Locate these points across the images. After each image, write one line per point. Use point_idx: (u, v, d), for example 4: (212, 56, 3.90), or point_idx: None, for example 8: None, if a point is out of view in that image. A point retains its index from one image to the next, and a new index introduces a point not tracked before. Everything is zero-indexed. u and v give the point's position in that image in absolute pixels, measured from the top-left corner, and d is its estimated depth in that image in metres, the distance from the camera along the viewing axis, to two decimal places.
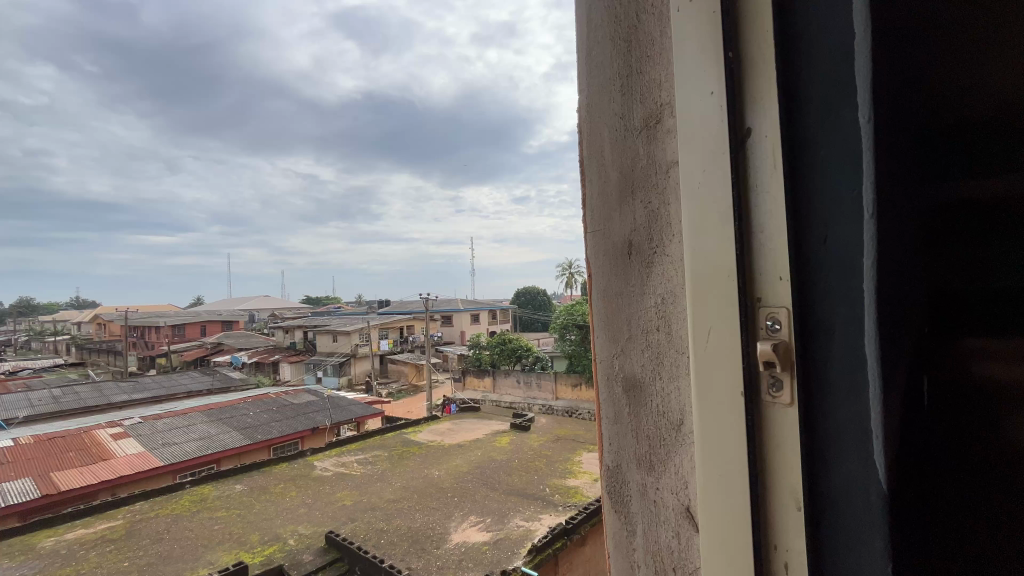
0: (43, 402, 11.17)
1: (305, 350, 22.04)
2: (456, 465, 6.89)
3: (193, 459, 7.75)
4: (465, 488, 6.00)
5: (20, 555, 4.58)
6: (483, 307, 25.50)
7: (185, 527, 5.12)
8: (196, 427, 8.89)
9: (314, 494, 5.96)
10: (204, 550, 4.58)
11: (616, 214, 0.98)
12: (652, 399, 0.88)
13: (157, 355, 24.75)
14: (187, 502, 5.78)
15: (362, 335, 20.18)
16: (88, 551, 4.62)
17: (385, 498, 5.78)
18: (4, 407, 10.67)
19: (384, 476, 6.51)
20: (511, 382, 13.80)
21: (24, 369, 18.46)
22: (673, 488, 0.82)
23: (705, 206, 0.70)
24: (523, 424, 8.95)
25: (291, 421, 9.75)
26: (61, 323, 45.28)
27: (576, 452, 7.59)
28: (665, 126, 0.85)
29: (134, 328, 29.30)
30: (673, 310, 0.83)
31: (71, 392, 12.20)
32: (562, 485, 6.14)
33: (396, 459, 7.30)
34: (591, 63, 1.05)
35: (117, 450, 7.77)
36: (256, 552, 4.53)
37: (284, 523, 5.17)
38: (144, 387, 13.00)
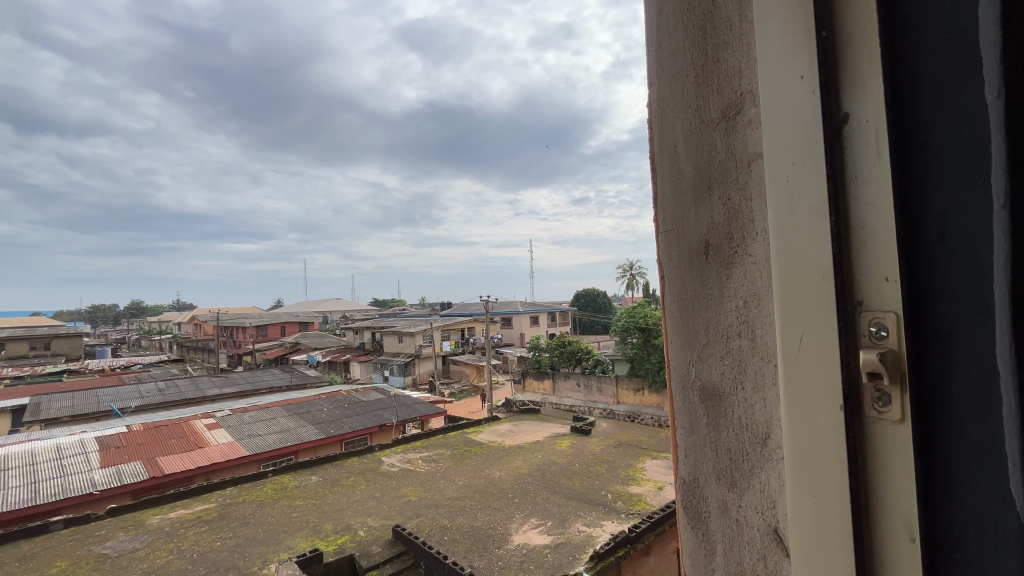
0: (150, 394, 12.51)
1: (373, 349, 23.10)
2: (516, 467, 6.90)
3: (274, 451, 8.35)
4: (525, 490, 6.00)
5: (132, 529, 5.14)
6: (542, 309, 25.49)
7: (268, 513, 5.51)
8: (277, 421, 9.58)
9: (382, 488, 6.22)
10: (285, 535, 4.91)
11: (691, 213, 0.93)
12: (733, 410, 0.83)
13: (244, 354, 26.95)
14: (270, 490, 6.23)
15: (426, 336, 20.84)
16: (186, 529, 5.11)
17: (448, 495, 5.91)
18: (120, 397, 12.06)
19: (447, 474, 6.68)
20: (571, 385, 13.67)
21: (135, 364, 20.77)
22: (758, 506, 0.77)
23: (796, 201, 0.64)
24: (584, 427, 8.80)
25: (359, 418, 10.23)
26: (164, 323, 50.55)
27: (639, 458, 7.35)
28: (748, 116, 0.79)
29: (225, 329, 32.24)
30: (756, 313, 0.77)
31: (173, 385, 13.57)
32: (625, 492, 5.97)
33: (458, 458, 7.42)
34: (662, 56, 1.01)
35: (210, 439, 8.53)
36: (330, 540, 4.79)
37: (354, 514, 5.42)
38: (233, 382, 14.20)
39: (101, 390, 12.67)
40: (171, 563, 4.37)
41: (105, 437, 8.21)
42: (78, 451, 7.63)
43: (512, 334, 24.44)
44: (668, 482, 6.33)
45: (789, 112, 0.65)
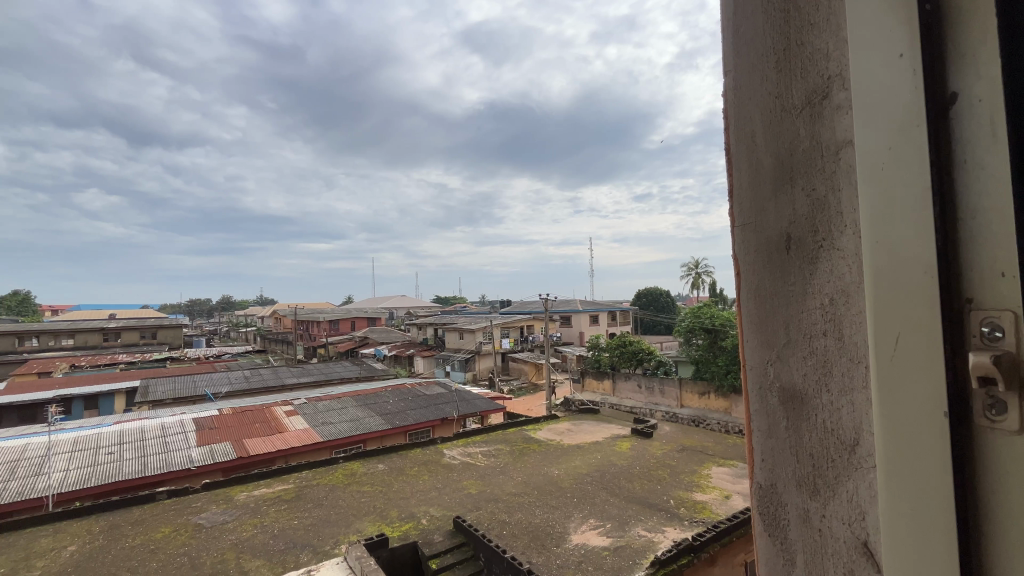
0: (238, 381, 13.69)
1: (435, 345, 23.83)
2: (574, 467, 6.85)
3: (345, 438, 8.86)
4: (584, 490, 5.94)
5: (223, 503, 5.67)
6: (603, 308, 25.07)
7: (340, 496, 5.86)
8: (347, 410, 10.13)
9: (444, 479, 6.42)
10: (354, 518, 5.20)
11: (770, 205, 0.89)
12: (817, 414, 0.78)
13: (319, 347, 28.80)
14: (341, 475, 6.61)
15: (486, 334, 21.18)
16: (268, 506, 5.54)
17: (507, 490, 5.99)
18: (212, 383, 13.30)
19: (506, 469, 6.76)
20: (632, 386, 13.36)
21: (225, 354, 22.78)
22: (845, 516, 0.72)
23: (893, 195, 0.59)
24: (646, 430, 8.56)
25: (422, 410, 10.59)
26: (248, 317, 54.99)
27: (704, 465, 7.04)
28: (835, 101, 0.75)
29: (302, 324, 34.59)
30: (845, 311, 0.73)
31: (257, 374, 14.78)
32: (689, 498, 5.75)
33: (517, 455, 7.48)
34: (739, 41, 0.97)
35: (289, 425, 9.19)
36: (395, 527, 5.02)
37: (418, 503, 5.63)
38: (308, 372, 15.21)
39: (197, 376, 14.06)
40: (255, 536, 4.77)
41: (201, 419, 9.10)
42: (179, 430, 8.50)
43: (571, 333, 24.19)
44: (736, 492, 6.01)
45: (886, 94, 0.60)
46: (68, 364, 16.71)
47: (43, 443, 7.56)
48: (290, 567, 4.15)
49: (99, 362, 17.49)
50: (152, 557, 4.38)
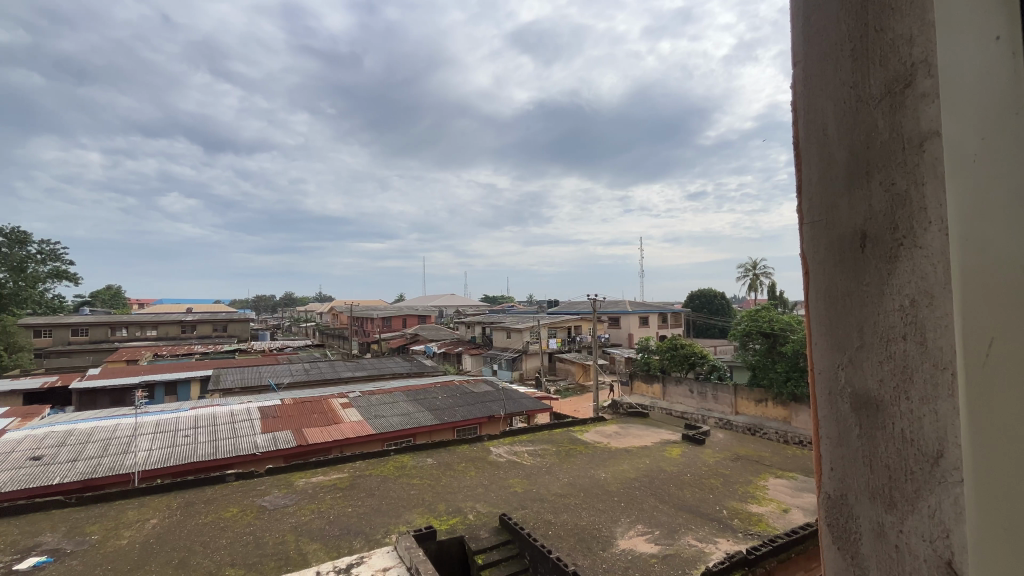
0: (298, 373, 14.48)
1: (482, 343, 24.14)
2: (622, 470, 6.73)
3: (395, 432, 9.17)
4: (632, 495, 5.82)
5: (284, 488, 6.01)
6: (653, 310, 24.45)
7: (391, 487, 6.07)
8: (398, 404, 10.48)
9: (490, 476, 6.50)
10: (404, 510, 5.36)
11: (843, 200, 0.85)
12: (893, 423, 0.74)
13: (372, 343, 29.95)
14: (392, 467, 6.84)
15: (533, 334, 21.21)
16: (324, 493, 5.83)
17: (553, 491, 5.98)
18: (276, 374, 14.14)
19: (552, 470, 6.74)
20: (683, 391, 12.96)
21: (287, 347, 24.14)
22: (926, 533, 0.68)
23: (986, 190, 0.55)
24: (697, 436, 8.26)
25: (470, 408, 10.75)
26: (308, 312, 58.01)
27: (760, 475, 6.71)
28: (919, 90, 0.70)
29: (357, 320, 36.07)
30: (928, 314, 0.68)
31: (316, 366, 15.57)
32: (743, 510, 5.50)
33: (563, 455, 7.43)
34: (810, 29, 0.93)
35: (344, 416, 9.61)
36: (442, 520, 5.13)
37: (464, 498, 5.73)
38: (362, 367, 15.85)
39: (263, 367, 15.00)
40: (312, 521, 5.03)
41: (265, 407, 9.69)
42: (245, 417, 9.10)
43: (620, 334, 23.71)
44: (796, 506, 5.68)
45: (982, 81, 0.56)
46: (151, 352, 18.31)
47: (130, 424, 8.32)
48: (345, 553, 4.34)
49: (177, 352, 19.04)
50: (221, 535, 4.71)
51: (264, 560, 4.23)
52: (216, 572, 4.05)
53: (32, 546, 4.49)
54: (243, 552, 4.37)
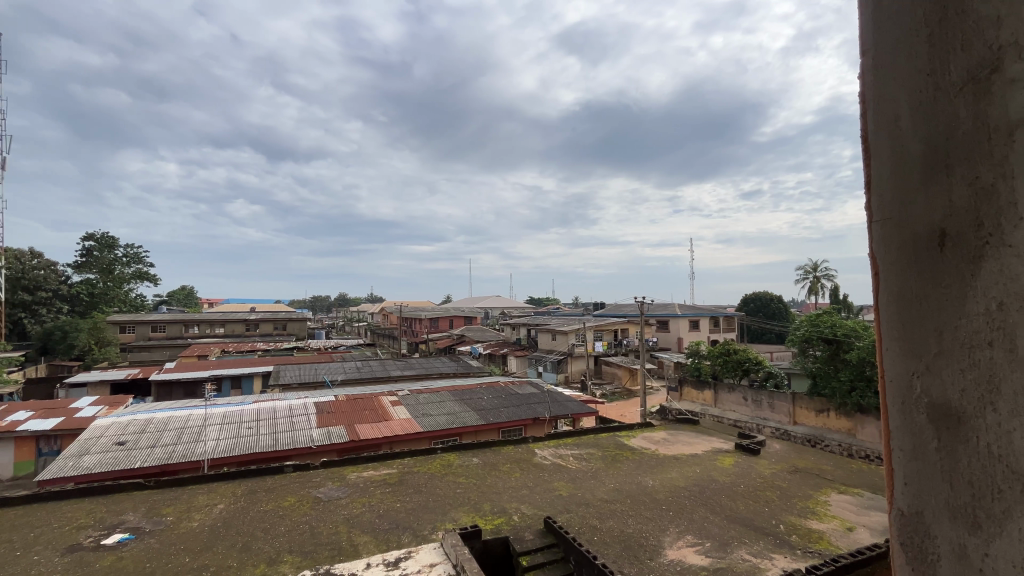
0: (351, 371, 15.08)
1: (528, 345, 24.19)
2: (670, 478, 6.53)
3: (442, 430, 9.36)
4: (681, 504, 5.63)
5: (337, 480, 6.28)
6: (704, 314, 23.57)
7: (438, 485, 6.20)
8: (445, 403, 10.69)
9: (535, 478, 6.49)
10: (450, 508, 5.45)
11: (919, 196, 0.89)
12: (976, 437, 0.77)
13: (420, 343, 30.70)
14: (438, 465, 6.97)
15: (579, 336, 21.02)
16: (375, 488, 6.03)
17: (598, 496, 5.89)
18: (330, 372, 14.79)
19: (597, 475, 6.64)
20: (737, 398, 12.44)
21: (341, 345, 25.19)
22: (1014, 560, 0.71)
23: None
24: (752, 446, 7.89)
25: (515, 409, 10.80)
26: (360, 312, 60.39)
27: (821, 490, 6.33)
28: (1005, 76, 0.75)
29: (406, 321, 37.08)
30: (1017, 317, 0.71)
31: (367, 364, 16.14)
32: (803, 526, 5.19)
33: (609, 461, 7.30)
34: (882, 26, 0.98)
35: (393, 413, 9.91)
36: (488, 520, 5.18)
37: (509, 499, 5.76)
38: (411, 366, 16.26)
39: (318, 364, 15.75)
40: (363, 514, 5.21)
41: (321, 403, 10.17)
42: (303, 412, 9.59)
43: (669, 338, 23.04)
44: (862, 524, 5.31)
45: None
46: (219, 348, 19.66)
47: (201, 415, 8.96)
48: (393, 547, 4.47)
49: (242, 348, 20.32)
50: (280, 522, 4.98)
51: (318, 549, 4.43)
52: (275, 557, 4.28)
53: (117, 523, 4.93)
54: (299, 541, 4.59)
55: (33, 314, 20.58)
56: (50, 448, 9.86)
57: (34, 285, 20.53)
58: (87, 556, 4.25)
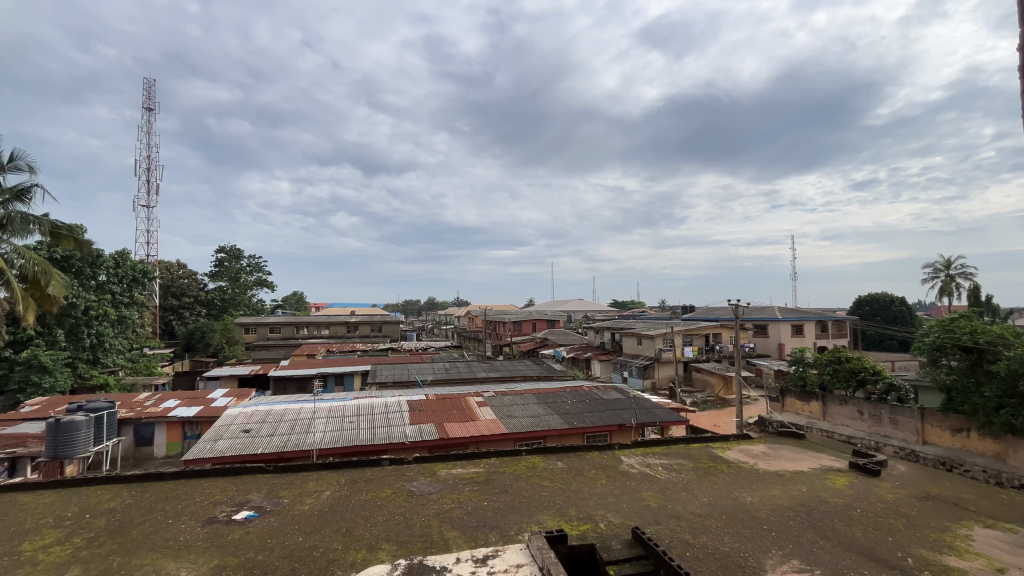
0: (440, 371, 15.81)
1: (612, 350, 23.71)
2: (772, 496, 6.02)
3: (527, 433, 9.47)
4: (786, 526, 5.17)
5: (429, 476, 6.60)
6: (809, 318, 21.50)
7: (524, 486, 6.27)
8: (529, 406, 10.82)
9: (622, 486, 6.32)
10: (536, 510, 5.48)
11: None
12: None
13: (505, 346, 31.43)
14: (524, 467, 7.06)
15: (667, 341, 20.18)
16: (464, 485, 6.26)
17: (690, 509, 5.60)
18: (421, 372, 15.62)
19: (689, 487, 6.32)
20: (850, 412, 11.22)
21: (431, 347, 26.47)
22: None
23: None
24: (871, 466, 7.04)
25: (600, 414, 10.62)
26: (447, 315, 63.14)
27: (960, 522, 5.48)
28: None
29: (491, 323, 38.12)
30: None
31: (455, 366, 16.79)
32: (938, 562, 4.53)
33: (702, 473, 6.91)
34: None
35: (480, 414, 10.22)
36: (573, 525, 5.15)
37: (595, 506, 5.67)
38: (496, 368, 16.66)
39: (411, 364, 16.69)
40: (453, 510, 5.43)
41: (413, 401, 10.77)
42: (397, 409, 10.21)
43: (768, 343, 21.30)
44: (1017, 566, 4.51)
45: None
46: (325, 348, 21.61)
47: (310, 408, 9.89)
48: (482, 544, 4.59)
49: (344, 349, 22.16)
50: (379, 512, 5.34)
51: (412, 540, 4.68)
52: (374, 544, 4.59)
53: (244, 502, 5.58)
54: (395, 530, 4.88)
55: (181, 316, 24.17)
56: (192, 432, 11.47)
57: (181, 291, 24.07)
58: (221, 528, 4.87)
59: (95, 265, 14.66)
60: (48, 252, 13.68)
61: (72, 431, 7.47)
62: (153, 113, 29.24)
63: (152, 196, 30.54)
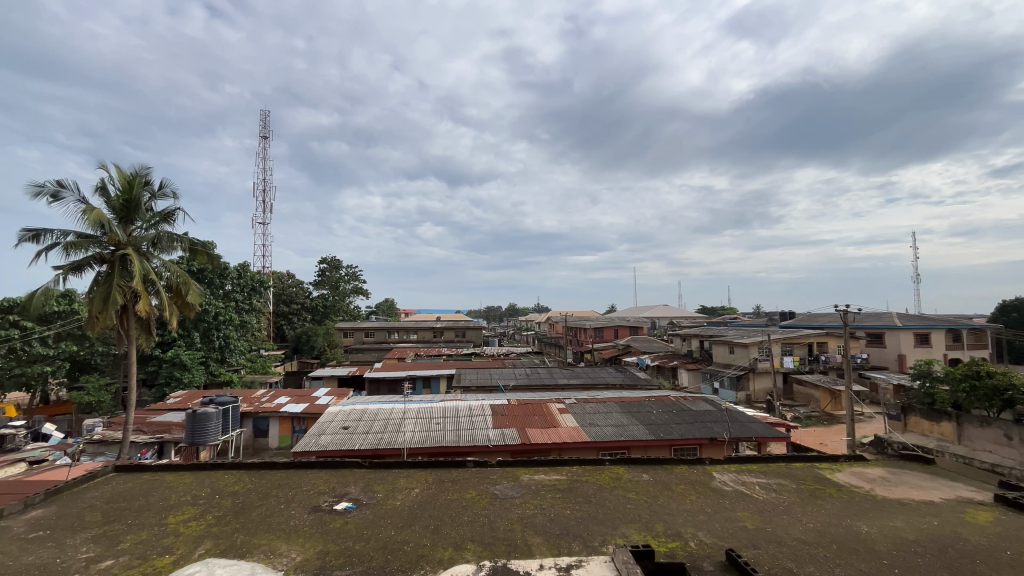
0: (522, 377, 16.00)
1: (701, 359, 22.49)
2: (895, 528, 5.32)
3: (610, 442, 9.26)
4: (912, 563, 4.53)
5: (511, 480, 6.68)
6: (937, 326, 18.84)
7: (607, 497, 6.13)
8: (612, 415, 10.57)
9: (714, 504, 5.94)
10: (621, 523, 5.33)
11: None
12: None
13: (586, 352, 31.14)
14: (607, 477, 6.89)
15: (762, 350, 18.73)
16: (546, 492, 6.25)
17: (794, 535, 5.11)
18: (504, 377, 15.93)
19: (790, 510, 5.79)
20: (994, 436, 9.62)
21: (512, 352, 26.89)
22: None
23: None
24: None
25: (689, 426, 10.09)
26: (527, 321, 63.90)
27: None
28: None
29: (572, 330, 37.92)
30: None
31: (536, 372, 16.91)
32: None
33: (807, 496, 6.29)
34: None
35: (561, 421, 10.17)
36: (661, 541, 4.93)
37: (685, 523, 5.38)
38: (578, 375, 16.52)
39: (494, 369, 17.06)
40: (535, 515, 5.45)
41: (496, 406, 10.98)
42: (480, 413, 10.46)
43: (885, 354, 18.97)
44: None
45: None
46: (414, 353, 22.80)
47: (400, 409, 10.45)
48: (565, 553, 4.54)
49: (431, 353, 23.24)
50: (465, 513, 5.50)
51: (496, 543, 4.76)
52: (460, 544, 4.73)
53: (343, 494, 6.03)
54: (479, 532, 5.00)
55: (290, 322, 26.85)
56: (300, 427, 12.64)
57: (290, 299, 26.76)
58: (324, 517, 5.30)
59: (222, 276, 16.78)
60: (187, 265, 15.94)
61: (205, 421, 8.55)
62: (267, 141, 32.96)
63: (266, 214, 34.39)
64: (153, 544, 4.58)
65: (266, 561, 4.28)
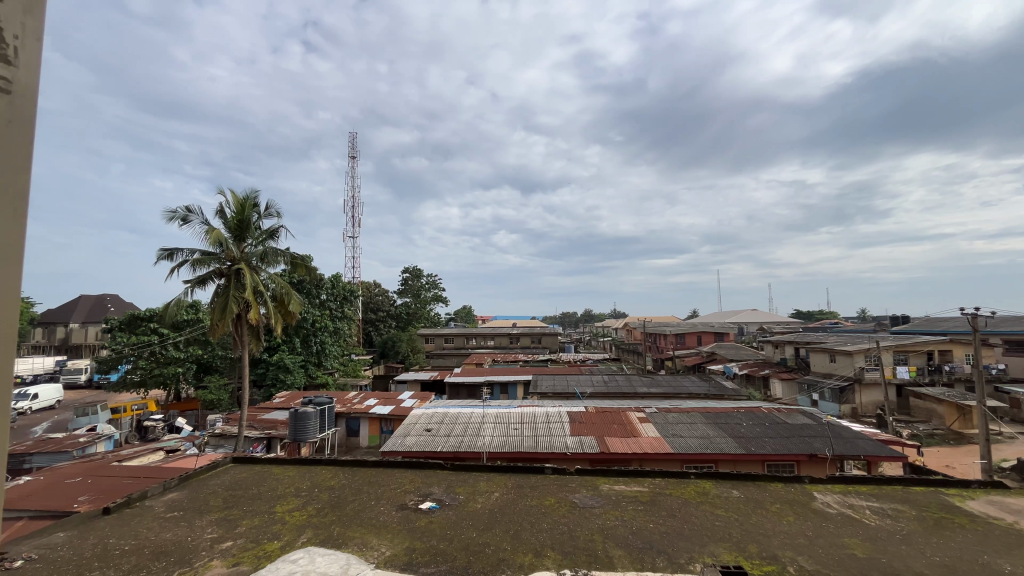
0: (599, 384, 15.71)
1: (797, 368, 20.72)
2: None
3: (696, 454, 8.81)
4: None
5: (590, 489, 6.58)
6: None
7: (692, 512, 5.84)
8: (697, 426, 10.04)
9: (816, 527, 5.43)
10: (709, 541, 5.04)
11: None
12: None
13: (666, 359, 29.92)
14: (693, 491, 6.55)
15: (870, 358, 16.87)
16: (627, 503, 6.07)
17: (916, 569, 4.52)
18: (581, 383, 15.75)
19: (911, 540, 5.13)
20: None
21: (588, 358, 26.54)
22: None
23: None
24: None
25: (784, 440, 9.33)
26: (603, 327, 62.77)
27: None
28: None
29: (651, 335, 36.67)
30: None
31: (614, 379, 16.54)
32: None
33: (931, 525, 5.54)
34: None
35: (642, 430, 9.86)
36: (755, 564, 4.60)
37: (781, 546, 4.97)
38: (658, 383, 15.93)
39: (570, 376, 16.94)
40: (616, 527, 5.32)
41: (574, 413, 10.89)
42: (558, 419, 10.42)
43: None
44: None
45: None
46: (491, 358, 23.27)
47: (479, 413, 10.72)
48: (648, 568, 4.39)
49: (508, 359, 23.58)
50: (545, 519, 5.51)
51: (575, 552, 4.70)
52: (540, 550, 4.73)
53: (427, 494, 6.29)
54: (559, 540, 4.98)
55: (377, 328, 28.58)
56: (388, 427, 13.37)
57: (377, 306, 28.51)
58: (410, 515, 5.56)
59: (318, 286, 18.29)
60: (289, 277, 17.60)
61: (305, 419, 9.33)
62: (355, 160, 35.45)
63: (355, 228, 36.98)
64: (263, 530, 5.07)
65: (359, 553, 4.58)
